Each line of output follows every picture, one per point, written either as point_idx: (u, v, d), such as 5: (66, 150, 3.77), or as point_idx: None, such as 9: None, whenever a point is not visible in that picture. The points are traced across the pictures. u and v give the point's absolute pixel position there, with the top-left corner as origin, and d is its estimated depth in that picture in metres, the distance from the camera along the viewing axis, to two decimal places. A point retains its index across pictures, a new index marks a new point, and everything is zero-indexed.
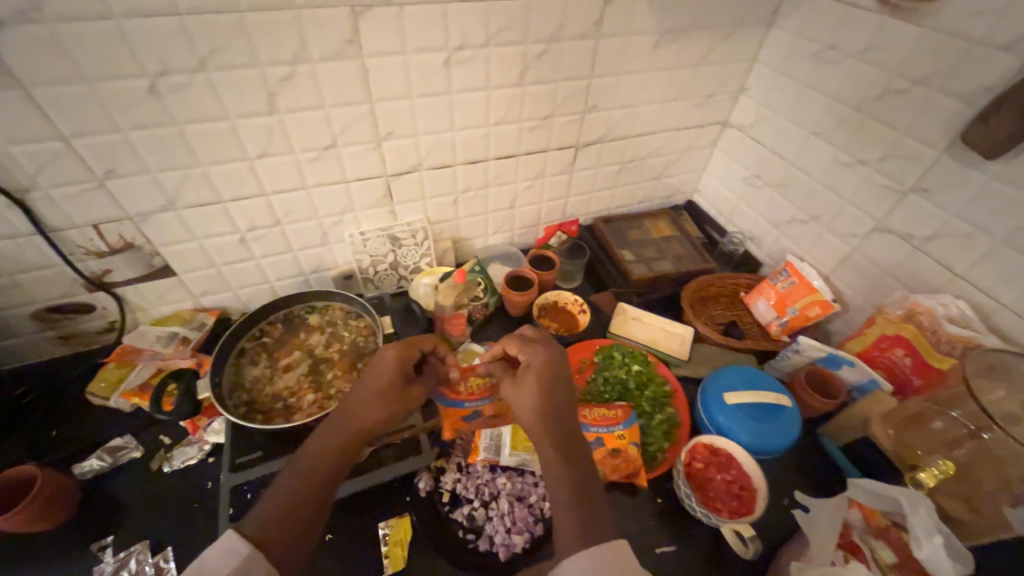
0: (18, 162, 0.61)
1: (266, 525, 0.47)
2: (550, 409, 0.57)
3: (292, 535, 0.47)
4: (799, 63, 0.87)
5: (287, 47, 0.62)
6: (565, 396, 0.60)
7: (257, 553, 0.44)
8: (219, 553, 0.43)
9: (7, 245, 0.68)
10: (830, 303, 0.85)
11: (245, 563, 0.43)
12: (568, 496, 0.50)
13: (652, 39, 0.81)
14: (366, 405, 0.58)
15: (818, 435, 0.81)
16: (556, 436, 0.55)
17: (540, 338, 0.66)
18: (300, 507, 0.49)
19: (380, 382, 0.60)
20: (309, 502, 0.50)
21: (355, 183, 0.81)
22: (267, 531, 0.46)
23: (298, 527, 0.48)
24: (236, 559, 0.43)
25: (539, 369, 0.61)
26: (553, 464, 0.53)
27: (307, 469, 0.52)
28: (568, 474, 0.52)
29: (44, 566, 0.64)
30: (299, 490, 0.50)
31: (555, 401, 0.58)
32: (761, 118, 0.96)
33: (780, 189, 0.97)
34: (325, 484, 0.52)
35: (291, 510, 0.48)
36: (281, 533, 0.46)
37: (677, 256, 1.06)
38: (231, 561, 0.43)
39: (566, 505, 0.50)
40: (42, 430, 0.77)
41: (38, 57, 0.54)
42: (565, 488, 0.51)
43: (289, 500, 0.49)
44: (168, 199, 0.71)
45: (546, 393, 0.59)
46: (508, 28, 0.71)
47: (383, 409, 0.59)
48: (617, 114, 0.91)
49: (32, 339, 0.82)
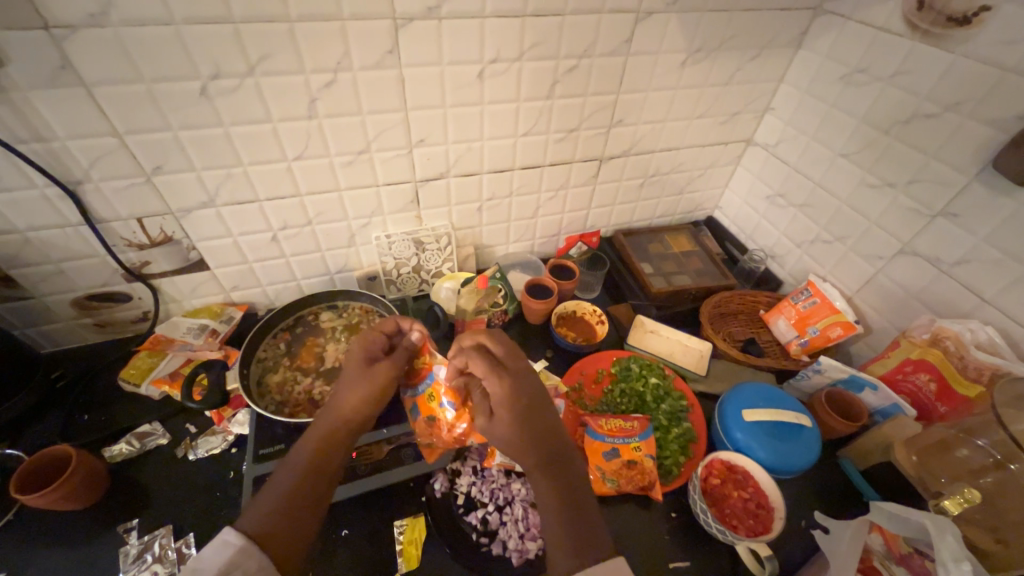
0: (73, 156, 0.65)
1: (267, 524, 0.49)
2: (529, 420, 0.59)
3: (293, 532, 0.50)
4: (828, 85, 0.87)
5: (331, 55, 0.65)
6: (544, 412, 0.60)
7: (251, 545, 0.47)
8: (215, 546, 0.46)
9: (55, 234, 0.72)
10: (853, 325, 0.84)
11: (237, 556, 0.46)
12: (557, 513, 0.52)
13: (680, 57, 0.83)
14: (346, 389, 0.62)
15: (838, 457, 0.81)
16: (537, 442, 0.57)
17: (508, 356, 0.65)
18: (298, 504, 0.52)
19: (351, 375, 0.63)
20: (306, 498, 0.52)
21: (385, 187, 0.83)
22: (267, 530, 0.49)
23: (299, 523, 0.50)
24: (229, 551, 0.46)
25: (516, 380, 0.61)
26: (541, 480, 0.55)
27: (297, 468, 0.55)
28: (553, 484, 0.55)
29: (69, 546, 0.66)
30: (296, 489, 0.53)
31: (535, 410, 0.60)
32: (786, 138, 0.97)
33: (804, 209, 0.97)
34: (314, 481, 0.54)
35: (286, 509, 0.51)
36: (281, 532, 0.49)
37: (697, 271, 1.06)
38: (224, 553, 0.46)
39: (554, 518, 0.52)
40: (75, 413, 0.80)
41: (103, 59, 0.58)
42: (554, 504, 0.53)
43: (281, 501, 0.51)
44: (209, 196, 0.74)
45: (525, 414, 0.59)
46: (540, 44, 0.74)
47: (359, 388, 0.62)
48: (643, 129, 0.93)
49: (70, 326, 0.85)
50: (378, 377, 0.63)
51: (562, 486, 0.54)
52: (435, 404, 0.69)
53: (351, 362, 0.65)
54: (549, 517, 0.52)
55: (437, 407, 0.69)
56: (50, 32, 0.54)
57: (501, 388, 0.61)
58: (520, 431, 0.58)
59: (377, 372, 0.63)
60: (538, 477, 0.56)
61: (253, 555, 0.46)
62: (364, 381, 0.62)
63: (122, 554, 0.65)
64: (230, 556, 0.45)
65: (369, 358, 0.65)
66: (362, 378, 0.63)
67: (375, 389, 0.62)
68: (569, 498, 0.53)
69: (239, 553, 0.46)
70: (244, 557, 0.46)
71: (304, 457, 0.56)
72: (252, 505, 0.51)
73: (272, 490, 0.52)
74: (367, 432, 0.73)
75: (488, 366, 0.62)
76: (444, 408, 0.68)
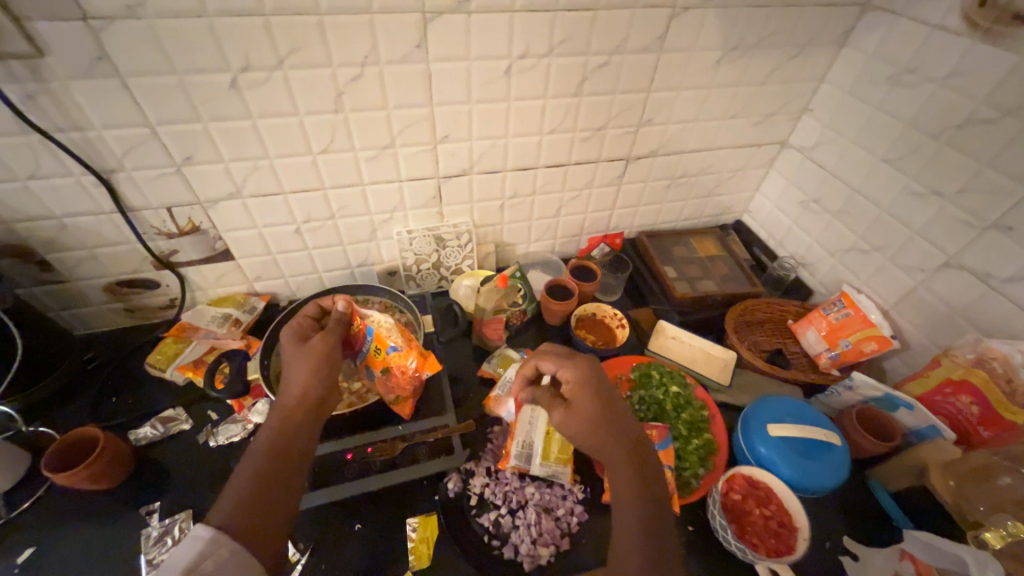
0: (108, 145, 0.66)
1: (237, 516, 0.48)
2: (602, 412, 0.60)
3: (265, 521, 0.49)
4: (872, 86, 0.83)
5: (358, 49, 0.65)
6: (618, 409, 0.61)
7: (221, 537, 0.46)
8: (186, 544, 0.45)
9: (90, 221, 0.74)
10: (888, 340, 0.80)
11: (209, 547, 0.45)
12: (637, 518, 0.53)
13: (715, 55, 0.80)
14: (291, 371, 0.61)
15: (866, 477, 0.77)
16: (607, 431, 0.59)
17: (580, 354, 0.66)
18: (266, 491, 0.50)
19: (290, 356, 0.62)
20: (271, 486, 0.51)
21: (407, 182, 0.83)
22: (238, 522, 0.48)
23: (270, 511, 0.49)
24: (199, 544, 0.45)
25: (590, 372, 0.63)
26: (623, 484, 0.56)
27: (260, 455, 0.53)
28: (632, 486, 0.56)
29: (95, 524, 0.68)
30: (262, 475, 0.51)
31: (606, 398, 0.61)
32: (824, 140, 0.93)
33: (840, 216, 0.93)
34: (275, 464, 0.52)
35: (252, 496, 0.50)
36: (252, 522, 0.48)
37: (722, 277, 1.02)
38: (194, 546, 0.45)
39: (635, 522, 0.53)
40: (103, 394, 0.82)
41: (138, 50, 0.58)
42: (634, 508, 0.54)
43: (247, 489, 0.50)
44: (236, 187, 0.75)
45: (597, 412, 0.60)
46: (570, 39, 0.71)
47: (301, 366, 0.61)
48: (672, 129, 0.90)
49: (102, 310, 0.88)
50: (315, 349, 0.63)
51: (641, 485, 0.55)
52: (383, 357, 0.72)
53: (287, 346, 0.64)
54: (631, 520, 0.53)
55: (386, 359, 0.72)
56: (88, 23, 0.55)
57: (577, 377, 0.63)
58: (595, 430, 0.59)
59: (311, 346, 0.63)
60: (618, 480, 0.57)
61: (224, 544, 0.46)
62: (302, 358, 0.62)
63: (144, 536, 0.67)
64: (200, 549, 0.44)
65: (301, 338, 0.65)
66: (300, 357, 0.62)
67: (315, 362, 0.61)
68: (642, 483, 0.56)
69: (209, 544, 0.45)
70: (216, 548, 0.45)
71: (263, 442, 0.54)
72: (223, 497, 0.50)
73: (238, 482, 0.51)
74: (381, 428, 0.78)
75: (559, 357, 0.65)
76: (391, 357, 0.71)
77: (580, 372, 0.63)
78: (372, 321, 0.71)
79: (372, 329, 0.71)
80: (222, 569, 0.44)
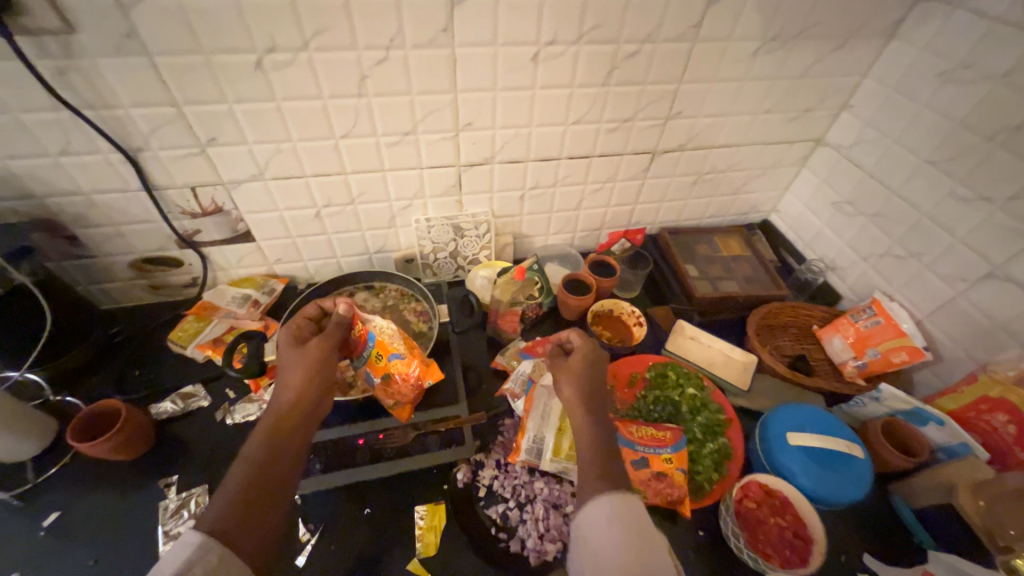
0: (135, 123, 0.67)
1: (225, 519, 0.46)
2: (586, 382, 0.63)
3: (260, 526, 0.47)
4: (920, 82, 0.78)
5: (384, 33, 0.64)
6: (598, 397, 0.62)
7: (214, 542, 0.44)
8: (176, 551, 0.42)
9: (117, 198, 0.75)
10: (920, 350, 0.77)
11: (199, 552, 0.43)
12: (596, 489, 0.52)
13: (753, 46, 0.76)
14: (285, 373, 0.59)
15: (888, 492, 0.75)
16: (585, 412, 0.60)
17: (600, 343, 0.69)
18: (259, 496, 0.49)
19: (285, 357, 0.61)
20: (264, 493, 0.49)
21: (428, 170, 0.82)
22: (231, 528, 0.46)
23: (264, 517, 0.48)
24: (188, 549, 0.42)
25: (592, 347, 0.67)
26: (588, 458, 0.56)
27: (253, 460, 0.52)
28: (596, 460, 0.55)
29: (116, 493, 0.71)
30: (254, 480, 0.50)
31: (591, 376, 0.64)
32: (864, 139, 0.88)
33: (875, 219, 0.88)
34: (269, 470, 0.51)
35: (246, 502, 0.48)
36: (245, 526, 0.47)
37: (746, 277, 0.99)
38: (183, 552, 0.42)
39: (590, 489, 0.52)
40: (127, 367, 0.85)
41: (166, 28, 0.58)
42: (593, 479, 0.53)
43: (240, 494, 0.48)
44: (258, 169, 0.75)
45: (584, 385, 0.62)
46: (601, 25, 0.69)
47: (297, 369, 0.60)
48: (702, 123, 0.87)
49: (127, 286, 0.90)
50: (313, 352, 0.62)
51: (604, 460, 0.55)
52: (384, 363, 0.71)
53: (283, 345, 0.62)
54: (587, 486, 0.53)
55: (387, 365, 0.71)
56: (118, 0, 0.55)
57: (584, 344, 0.67)
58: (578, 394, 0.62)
59: (309, 349, 0.62)
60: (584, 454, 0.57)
61: (214, 549, 0.43)
62: (298, 361, 0.60)
63: (162, 507, 0.69)
64: (190, 553, 0.42)
65: (297, 340, 0.63)
66: (297, 359, 0.61)
67: (313, 365, 0.61)
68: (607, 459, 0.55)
69: (199, 549, 0.43)
70: (206, 552, 0.43)
71: (256, 445, 0.53)
72: (212, 501, 0.48)
73: (229, 487, 0.49)
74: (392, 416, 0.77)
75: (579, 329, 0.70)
76: (393, 363, 0.71)
77: (588, 343, 0.67)
78: (375, 326, 0.70)
79: (374, 335, 0.70)
80: (217, 571, 0.42)
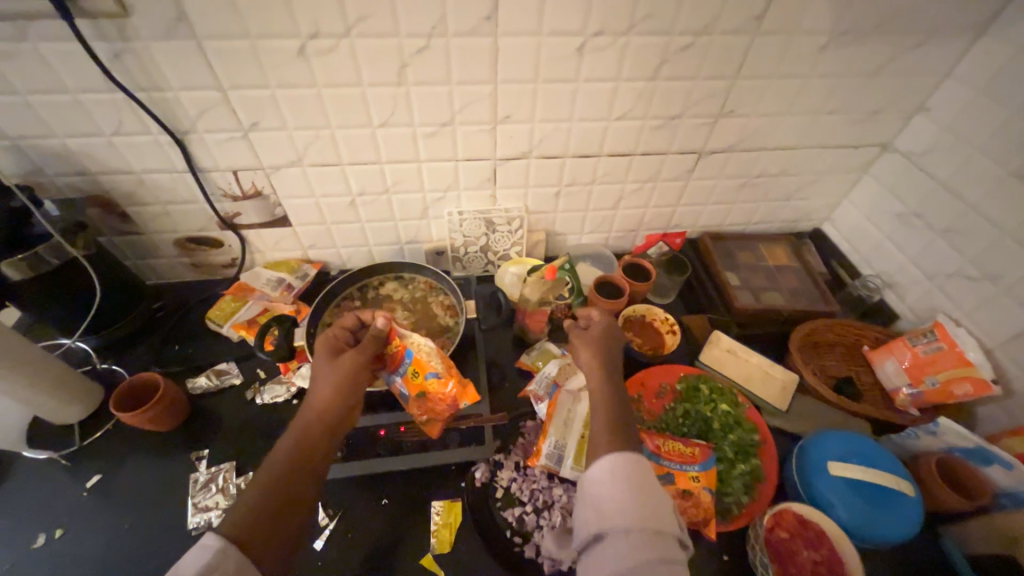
0: (183, 106, 0.68)
1: (244, 526, 0.47)
2: (604, 353, 0.66)
3: (277, 536, 0.48)
4: (1014, 85, 0.69)
5: (426, 21, 0.62)
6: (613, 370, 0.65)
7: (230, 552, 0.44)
8: (196, 554, 0.42)
9: (164, 178, 0.77)
10: (988, 384, 0.71)
11: (216, 558, 0.43)
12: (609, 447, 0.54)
13: (821, 40, 0.70)
14: (318, 383, 0.60)
15: (939, 534, 0.69)
16: (600, 376, 0.63)
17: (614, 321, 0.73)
18: (280, 506, 0.49)
19: (320, 368, 0.62)
20: (283, 502, 0.50)
21: (463, 162, 0.81)
22: (248, 535, 0.46)
23: (281, 527, 0.48)
24: (207, 555, 0.43)
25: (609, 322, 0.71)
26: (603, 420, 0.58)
27: (277, 469, 0.52)
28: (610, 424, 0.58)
29: (151, 461, 0.74)
30: (275, 489, 0.50)
31: (609, 350, 0.67)
32: (940, 146, 0.80)
33: (946, 235, 0.81)
34: (291, 480, 0.51)
35: (265, 510, 0.48)
36: (261, 535, 0.47)
37: (792, 290, 0.93)
38: (202, 556, 0.42)
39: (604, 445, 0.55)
40: (167, 341, 0.88)
41: (214, 12, 0.59)
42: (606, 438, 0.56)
43: (261, 502, 0.49)
44: (297, 155, 0.76)
45: (601, 354, 0.66)
46: (654, 16, 0.65)
47: (329, 378, 0.60)
48: (756, 122, 0.81)
49: (171, 263, 0.93)
50: (347, 364, 0.62)
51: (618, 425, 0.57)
52: (420, 381, 0.67)
53: (320, 354, 0.63)
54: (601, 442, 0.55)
55: (423, 383, 0.67)
56: None
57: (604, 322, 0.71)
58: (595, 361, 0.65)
59: (343, 360, 0.62)
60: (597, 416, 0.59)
61: (234, 556, 0.43)
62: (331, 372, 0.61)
63: (192, 480, 0.72)
64: (209, 558, 0.43)
65: (334, 350, 0.64)
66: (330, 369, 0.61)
67: (344, 377, 0.61)
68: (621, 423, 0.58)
69: (218, 555, 0.43)
70: (223, 559, 0.43)
71: (282, 453, 0.54)
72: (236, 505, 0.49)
73: (252, 492, 0.50)
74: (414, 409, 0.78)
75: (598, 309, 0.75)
76: (429, 382, 0.66)
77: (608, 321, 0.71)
78: (413, 342, 0.67)
79: (412, 352, 0.67)
80: None
